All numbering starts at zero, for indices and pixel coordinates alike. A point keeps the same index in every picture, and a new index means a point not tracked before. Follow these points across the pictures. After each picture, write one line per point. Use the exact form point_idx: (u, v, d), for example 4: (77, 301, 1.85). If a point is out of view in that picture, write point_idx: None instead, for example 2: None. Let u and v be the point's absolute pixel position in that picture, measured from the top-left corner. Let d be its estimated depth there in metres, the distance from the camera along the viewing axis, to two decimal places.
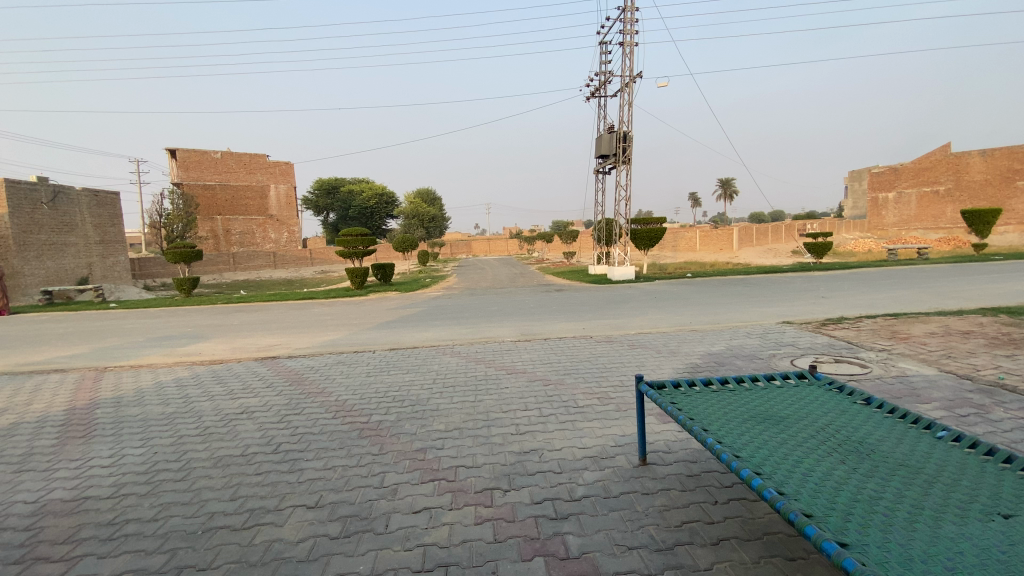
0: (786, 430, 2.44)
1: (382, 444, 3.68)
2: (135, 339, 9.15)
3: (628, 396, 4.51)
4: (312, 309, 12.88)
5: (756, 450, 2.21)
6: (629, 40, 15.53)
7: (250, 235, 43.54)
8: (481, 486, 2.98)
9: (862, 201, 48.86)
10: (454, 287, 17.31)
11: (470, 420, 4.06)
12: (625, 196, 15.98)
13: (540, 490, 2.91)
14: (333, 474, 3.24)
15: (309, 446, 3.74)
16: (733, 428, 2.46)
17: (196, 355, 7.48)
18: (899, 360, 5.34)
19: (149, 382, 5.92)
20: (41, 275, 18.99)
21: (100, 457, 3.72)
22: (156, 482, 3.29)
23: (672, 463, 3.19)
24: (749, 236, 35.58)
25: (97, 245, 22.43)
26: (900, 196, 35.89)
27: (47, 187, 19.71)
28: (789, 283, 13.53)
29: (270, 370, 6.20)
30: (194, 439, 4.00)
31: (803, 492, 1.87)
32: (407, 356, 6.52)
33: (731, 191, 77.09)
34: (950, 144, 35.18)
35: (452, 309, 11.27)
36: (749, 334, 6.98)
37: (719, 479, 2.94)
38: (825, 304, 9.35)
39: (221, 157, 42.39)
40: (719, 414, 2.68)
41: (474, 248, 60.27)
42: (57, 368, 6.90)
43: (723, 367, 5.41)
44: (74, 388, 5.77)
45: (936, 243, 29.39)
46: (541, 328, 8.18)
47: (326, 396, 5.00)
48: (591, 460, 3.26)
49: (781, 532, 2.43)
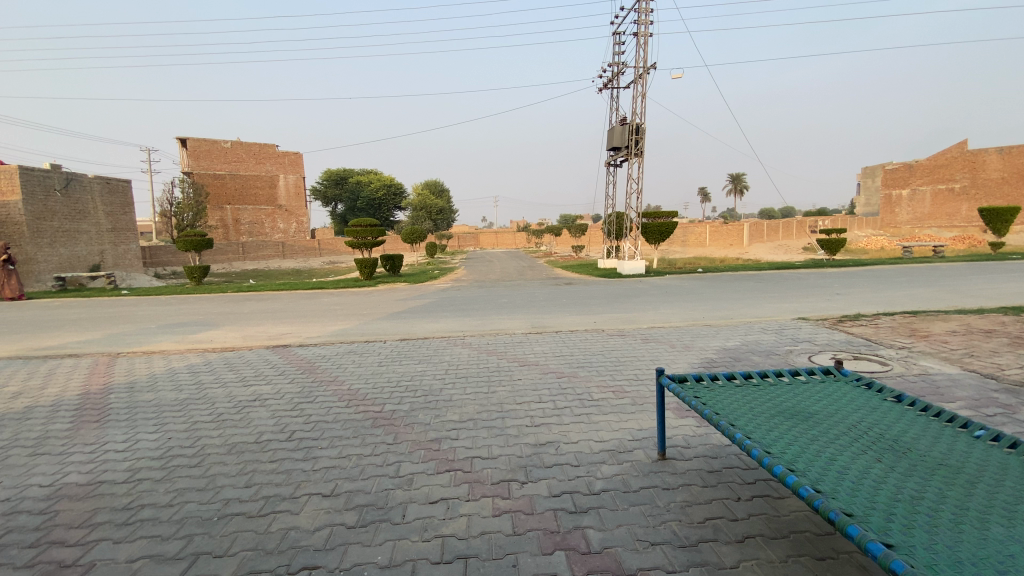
0: (816, 426, 2.37)
1: (396, 434, 3.64)
2: (147, 325, 9.21)
3: (644, 390, 4.45)
4: (320, 299, 12.86)
5: (788, 447, 2.15)
6: (643, 30, 15.30)
7: (259, 225, 43.81)
8: (498, 477, 2.94)
9: (876, 198, 48.09)
10: (463, 279, 17.33)
11: (484, 411, 4.02)
12: (637, 189, 15.77)
13: (558, 483, 2.87)
14: (348, 462, 3.22)
15: (323, 434, 3.72)
16: (762, 424, 2.38)
17: (208, 342, 7.49)
18: (921, 359, 5.22)
19: (163, 368, 5.95)
20: (54, 262, 19.20)
21: (115, 442, 3.73)
22: (170, 467, 3.28)
23: (692, 458, 3.13)
24: (760, 232, 35.36)
25: (109, 233, 22.56)
26: (914, 194, 35.32)
27: (60, 174, 19.83)
28: (802, 279, 13.42)
29: (282, 359, 6.19)
30: (208, 425, 4.00)
31: (840, 491, 1.80)
32: (418, 347, 6.47)
33: (741, 185, 76.67)
34: (967, 140, 34.52)
35: (461, 301, 11.18)
36: (764, 330, 6.87)
37: (741, 475, 2.89)
38: (840, 301, 9.23)
39: (231, 146, 42.35)
40: (747, 408, 2.61)
41: (481, 241, 60.08)
42: (71, 353, 6.94)
43: (740, 363, 5.32)
44: (88, 373, 5.80)
45: (951, 241, 28.95)
46: (552, 321, 8.12)
47: (338, 384, 5.00)
48: (609, 454, 3.21)
49: (808, 531, 2.37)
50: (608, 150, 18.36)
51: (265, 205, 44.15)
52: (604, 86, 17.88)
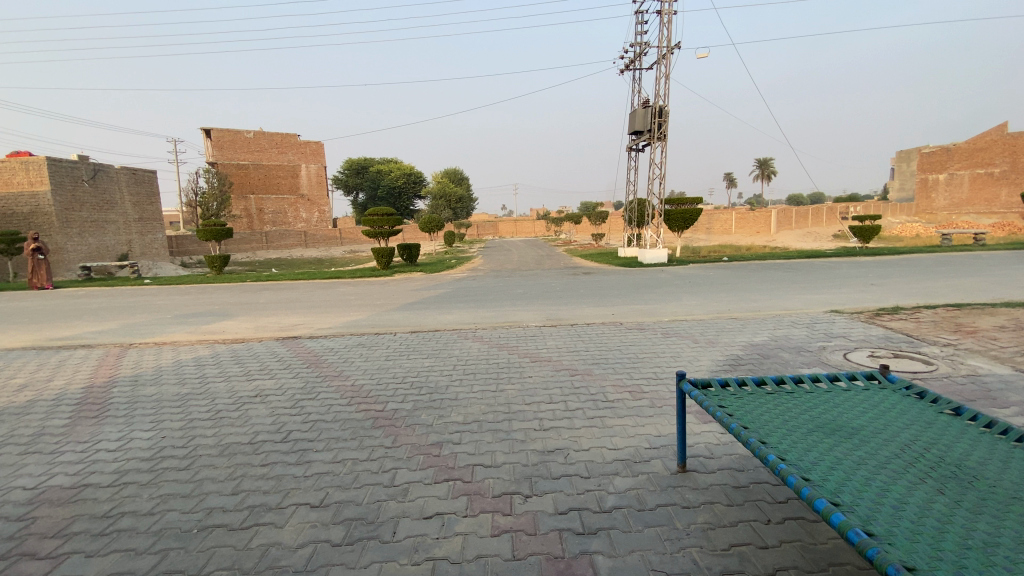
0: (861, 444, 2.05)
1: (396, 437, 3.42)
2: (164, 315, 9.22)
3: (663, 391, 4.13)
4: (336, 289, 12.77)
5: (829, 472, 1.84)
6: (667, 8, 14.70)
7: (282, 215, 44.37)
8: (500, 490, 2.69)
9: (911, 182, 46.02)
10: (480, 269, 17.10)
11: (491, 413, 3.76)
12: (660, 174, 15.27)
13: (565, 498, 2.60)
14: (341, 469, 3.01)
15: (321, 435, 3.52)
16: (798, 442, 2.07)
17: (219, 333, 7.41)
18: (968, 358, 4.75)
19: (169, 361, 5.86)
20: (83, 251, 19.66)
21: (107, 440, 3.62)
22: (159, 470, 3.14)
23: (716, 471, 2.85)
24: (788, 218, 34.20)
25: (136, 223, 22.91)
26: (951, 178, 33.61)
27: (87, 165, 20.20)
28: (833, 269, 12.80)
29: (289, 351, 6.05)
30: (205, 423, 3.86)
31: (896, 535, 1.50)
32: (428, 340, 6.27)
33: (768, 171, 74.35)
34: (1009, 121, 32.68)
35: (476, 291, 10.91)
36: (794, 324, 6.45)
37: (771, 493, 2.60)
38: (875, 293, 8.69)
39: (253, 136, 42.71)
40: (781, 421, 2.29)
41: (500, 230, 59.75)
42: (84, 344, 6.95)
43: (769, 361, 4.94)
44: (96, 365, 5.76)
45: (991, 227, 27.43)
46: (568, 313, 7.81)
47: (342, 379, 4.82)
48: (623, 465, 2.93)
49: (849, 564, 2.06)
50: (629, 134, 17.80)
51: (288, 195, 44.53)
52: (626, 67, 17.31)
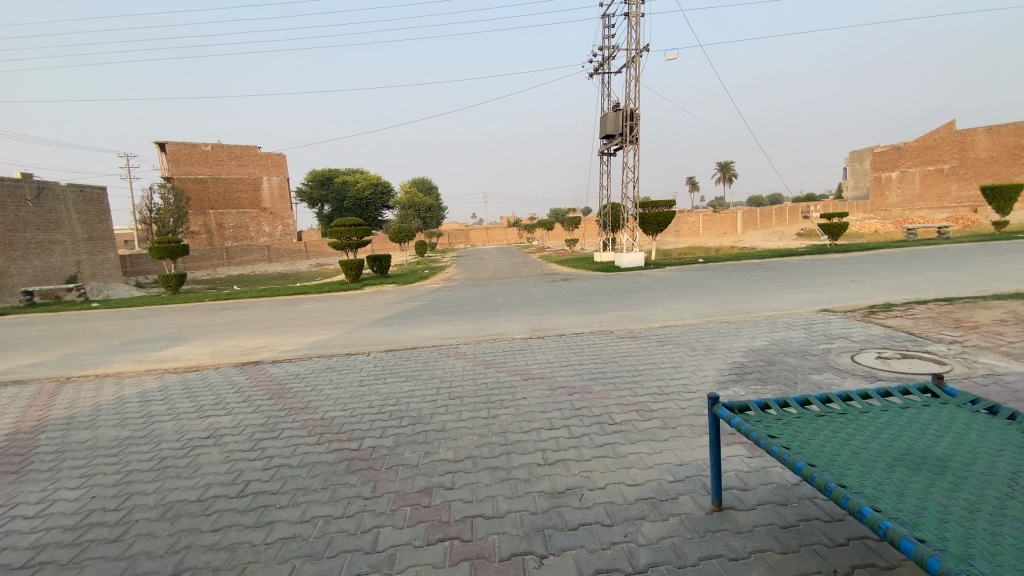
0: (958, 486, 1.68)
1: (376, 483, 2.90)
2: (111, 343, 8.35)
3: (673, 408, 3.73)
4: (303, 305, 12.03)
5: (940, 527, 1.46)
6: (635, 11, 14.74)
7: (243, 229, 42.68)
8: (508, 551, 2.21)
9: (864, 180, 47.80)
10: (455, 279, 16.50)
11: (486, 446, 3.28)
12: (634, 177, 15.17)
13: (587, 556, 2.15)
14: (311, 532, 2.47)
15: (284, 486, 2.96)
16: (883, 484, 1.69)
17: (173, 361, 6.67)
18: (980, 355, 4.52)
19: (112, 396, 5.15)
20: (27, 275, 18.24)
21: (23, 505, 2.96)
22: (84, 544, 2.52)
23: (756, 507, 2.44)
24: (753, 219, 35.03)
25: (85, 242, 21.41)
26: (903, 175, 35.08)
27: (30, 183, 18.87)
28: (810, 266, 12.86)
29: (249, 379, 5.41)
30: (146, 476, 3.23)
31: None
32: (406, 360, 5.73)
33: (729, 174, 76.54)
34: (955, 120, 34.28)
35: (454, 302, 10.37)
36: (790, 326, 6.19)
37: (828, 534, 2.21)
38: (860, 290, 8.59)
39: (211, 149, 41.08)
40: (851, 454, 1.90)
41: (471, 238, 59.25)
42: (16, 380, 6.14)
43: (776, 368, 4.60)
44: (26, 406, 4.99)
45: (946, 221, 28.47)
46: (554, 323, 7.39)
47: (309, 411, 4.23)
48: (648, 505, 2.50)
49: None
50: (601, 138, 17.70)
51: (250, 209, 42.94)
52: (595, 71, 17.27)
